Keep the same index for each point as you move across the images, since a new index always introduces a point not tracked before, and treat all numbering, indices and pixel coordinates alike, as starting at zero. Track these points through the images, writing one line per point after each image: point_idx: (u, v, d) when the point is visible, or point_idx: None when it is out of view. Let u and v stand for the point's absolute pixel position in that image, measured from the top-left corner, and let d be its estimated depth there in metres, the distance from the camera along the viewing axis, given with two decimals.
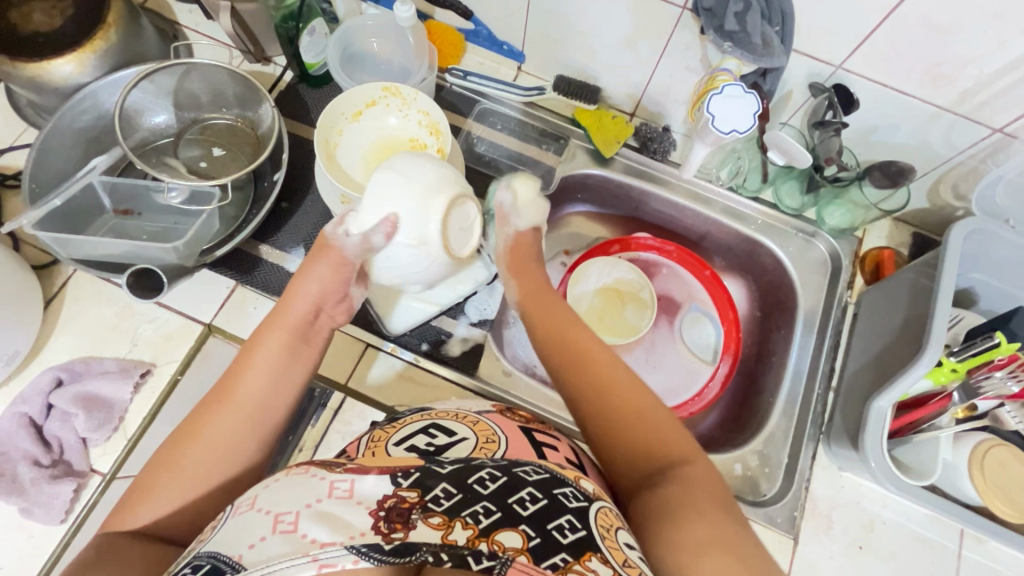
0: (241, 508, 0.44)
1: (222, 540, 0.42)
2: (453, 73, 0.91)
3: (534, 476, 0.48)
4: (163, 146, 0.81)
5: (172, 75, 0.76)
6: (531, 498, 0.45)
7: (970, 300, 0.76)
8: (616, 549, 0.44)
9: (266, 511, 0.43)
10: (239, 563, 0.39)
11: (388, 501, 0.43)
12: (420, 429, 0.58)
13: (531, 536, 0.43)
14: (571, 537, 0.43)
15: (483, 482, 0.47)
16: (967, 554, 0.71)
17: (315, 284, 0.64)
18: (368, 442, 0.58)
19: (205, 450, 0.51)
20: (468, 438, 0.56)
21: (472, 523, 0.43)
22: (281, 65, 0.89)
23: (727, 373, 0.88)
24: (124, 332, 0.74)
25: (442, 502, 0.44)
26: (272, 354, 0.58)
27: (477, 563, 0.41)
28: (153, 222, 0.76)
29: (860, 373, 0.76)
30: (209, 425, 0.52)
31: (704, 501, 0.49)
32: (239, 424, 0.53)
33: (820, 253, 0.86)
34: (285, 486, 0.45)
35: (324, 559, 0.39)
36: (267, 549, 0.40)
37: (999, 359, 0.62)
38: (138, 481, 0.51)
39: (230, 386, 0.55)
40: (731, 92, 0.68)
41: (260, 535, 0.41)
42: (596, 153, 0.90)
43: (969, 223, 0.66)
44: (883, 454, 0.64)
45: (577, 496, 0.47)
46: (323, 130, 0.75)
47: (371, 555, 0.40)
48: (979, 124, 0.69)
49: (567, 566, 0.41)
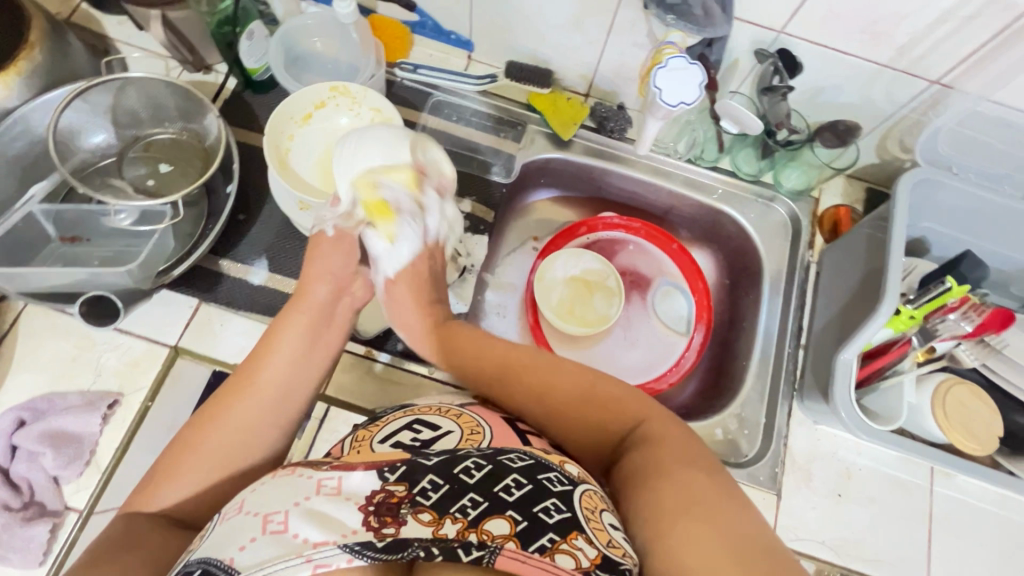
0: (229, 514, 0.44)
1: (211, 545, 0.42)
2: (402, 67, 0.90)
3: (518, 463, 0.48)
4: (107, 167, 0.78)
5: (107, 91, 0.73)
6: (516, 485, 0.46)
7: (924, 248, 0.79)
8: (601, 530, 0.45)
9: (255, 513, 0.43)
10: (230, 567, 0.39)
11: (377, 496, 0.43)
12: (405, 425, 0.57)
13: (519, 521, 0.43)
14: (557, 517, 0.44)
15: (469, 471, 0.46)
16: (938, 490, 0.75)
17: (332, 267, 0.65)
18: (351, 442, 0.58)
19: (232, 426, 0.54)
20: (453, 430, 0.56)
21: (461, 515, 0.43)
22: (223, 72, 0.86)
23: (702, 341, 0.89)
24: (86, 363, 0.71)
25: (430, 494, 0.44)
26: (298, 333, 0.60)
27: (467, 554, 0.40)
28: (105, 247, 0.73)
29: (827, 329, 0.78)
30: (236, 405, 0.55)
31: (680, 456, 0.51)
32: (265, 399, 0.56)
33: (780, 216, 0.88)
34: (275, 488, 0.45)
35: (319, 560, 0.39)
36: (258, 552, 0.40)
37: (953, 302, 0.64)
38: (162, 464, 0.53)
39: (252, 370, 0.57)
40: (676, 65, 0.69)
41: (250, 537, 0.41)
42: (554, 136, 0.90)
43: (915, 173, 0.69)
44: (853, 404, 0.66)
45: (562, 480, 0.48)
46: (272, 136, 0.74)
47: (364, 552, 0.39)
48: (917, 78, 0.71)
49: (555, 546, 0.41)
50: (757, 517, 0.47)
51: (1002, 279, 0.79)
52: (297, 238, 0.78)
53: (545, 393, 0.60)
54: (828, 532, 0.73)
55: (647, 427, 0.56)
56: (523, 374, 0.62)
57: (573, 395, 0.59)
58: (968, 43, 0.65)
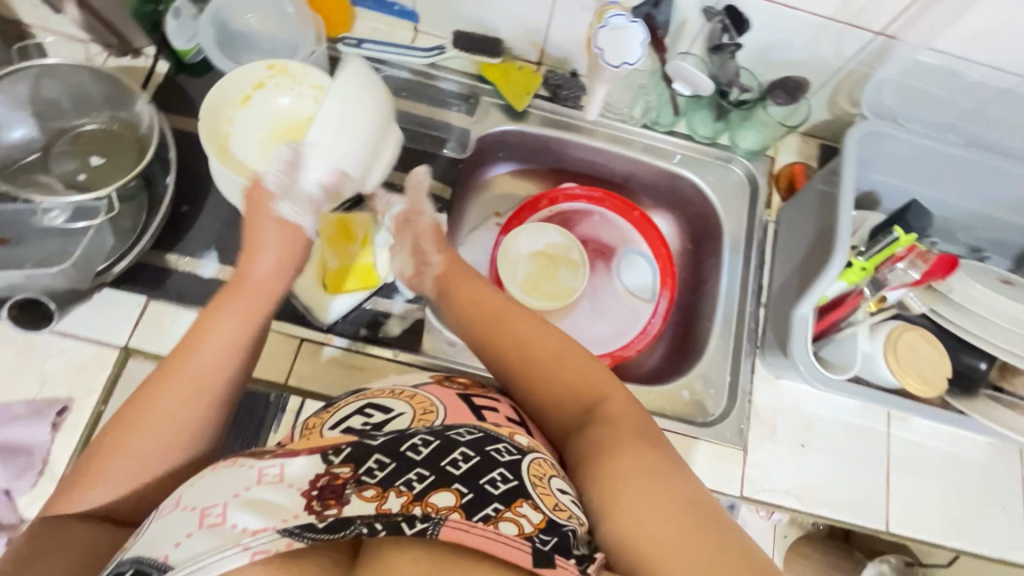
0: (165, 510, 0.43)
1: (147, 542, 0.41)
2: (345, 42, 0.86)
3: (467, 437, 0.47)
4: (31, 164, 0.72)
5: (24, 81, 0.68)
6: (463, 458, 0.45)
7: (875, 201, 0.80)
8: (547, 495, 0.46)
9: (193, 508, 0.42)
10: (165, 563, 0.38)
11: (321, 480, 0.42)
12: (356, 410, 0.55)
13: (466, 493, 0.43)
14: (503, 488, 0.44)
15: (416, 447, 0.45)
16: (895, 433, 0.78)
17: (269, 257, 0.62)
18: (301, 431, 0.56)
19: (151, 425, 0.49)
20: (405, 412, 0.54)
21: (406, 490, 0.42)
22: (153, 56, 0.80)
23: (667, 307, 0.89)
24: (29, 371, 0.68)
25: (375, 473, 0.43)
26: (230, 325, 0.56)
27: (411, 527, 0.40)
28: (37, 248, 0.69)
29: (785, 286, 0.79)
30: (157, 401, 0.50)
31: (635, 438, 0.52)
32: (187, 397, 0.51)
33: (737, 177, 0.89)
34: (211, 481, 0.44)
35: (256, 547, 0.38)
36: (194, 544, 0.39)
37: (901, 251, 0.65)
38: (85, 464, 0.50)
39: (179, 360, 0.53)
40: (616, 23, 0.68)
41: (186, 532, 0.40)
42: (508, 108, 0.88)
43: (862, 126, 0.69)
44: (809, 354, 0.68)
45: (511, 449, 0.48)
46: (209, 121, 0.70)
47: (305, 535, 0.39)
48: (862, 30, 0.71)
49: (499, 515, 0.42)
50: (705, 494, 0.48)
51: (949, 227, 0.81)
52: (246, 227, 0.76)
53: (525, 356, 0.59)
54: (793, 481, 0.75)
55: (606, 407, 0.55)
56: (504, 332, 0.62)
57: (547, 362, 0.59)
58: None
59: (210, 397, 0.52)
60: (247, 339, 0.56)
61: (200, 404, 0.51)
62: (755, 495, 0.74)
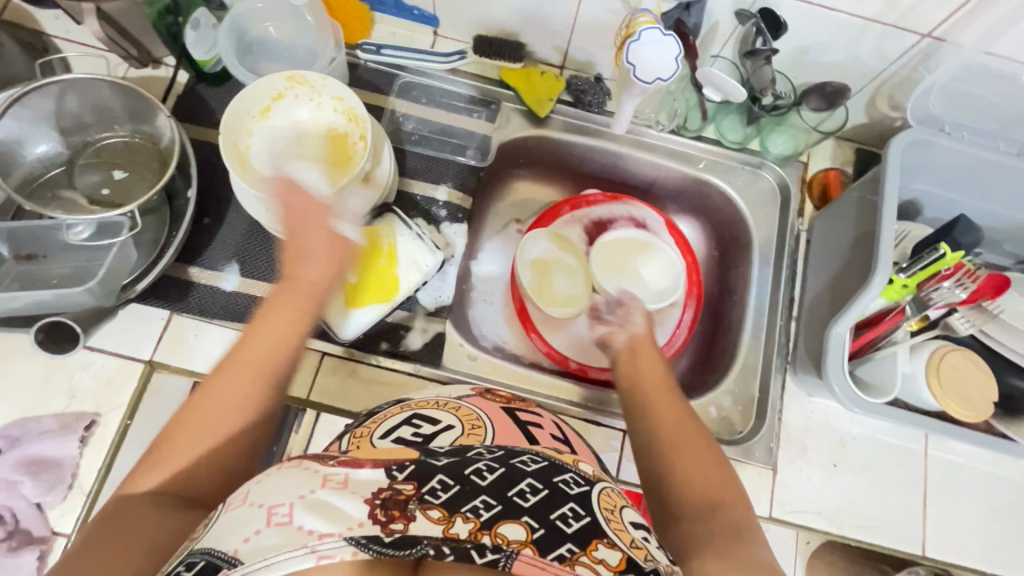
0: (233, 504, 0.43)
1: (215, 536, 0.40)
2: (364, 49, 0.84)
3: (531, 466, 0.47)
4: (56, 179, 0.73)
5: (46, 96, 0.68)
6: (531, 489, 0.44)
7: (916, 210, 0.76)
8: (622, 531, 0.44)
9: (260, 505, 0.41)
10: (234, 557, 0.37)
11: (384, 493, 0.42)
12: (404, 420, 0.57)
13: (535, 528, 0.41)
14: (576, 525, 0.42)
15: (481, 473, 0.45)
16: (933, 453, 0.75)
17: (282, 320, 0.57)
18: (350, 438, 0.57)
19: (217, 407, 0.52)
20: (454, 425, 0.56)
21: (473, 516, 0.41)
22: (173, 65, 0.80)
23: (692, 318, 0.87)
24: (58, 385, 0.69)
25: (439, 493, 0.42)
26: (278, 325, 0.57)
27: (481, 556, 0.38)
28: (61, 264, 0.69)
29: (819, 299, 0.77)
30: (219, 387, 0.53)
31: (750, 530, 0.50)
32: (244, 381, 0.53)
33: (768, 183, 0.85)
34: (279, 479, 0.44)
35: (322, 551, 0.37)
36: (262, 541, 0.38)
37: (947, 269, 0.62)
38: (151, 452, 0.51)
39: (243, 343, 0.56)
40: (650, 37, 0.65)
41: (255, 528, 0.39)
42: (530, 114, 0.86)
43: (906, 135, 0.66)
44: (844, 375, 0.65)
45: (577, 481, 0.48)
46: (228, 134, 0.70)
47: (370, 546, 0.38)
48: (907, 31, 0.67)
49: (574, 557, 0.40)
50: None
51: (995, 238, 0.77)
52: (268, 239, 0.75)
53: (672, 424, 0.58)
54: (824, 502, 0.73)
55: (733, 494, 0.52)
56: (661, 395, 0.61)
57: (677, 439, 0.56)
58: None
59: (269, 379, 0.54)
60: (297, 329, 0.58)
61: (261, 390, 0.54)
62: (784, 515, 0.72)
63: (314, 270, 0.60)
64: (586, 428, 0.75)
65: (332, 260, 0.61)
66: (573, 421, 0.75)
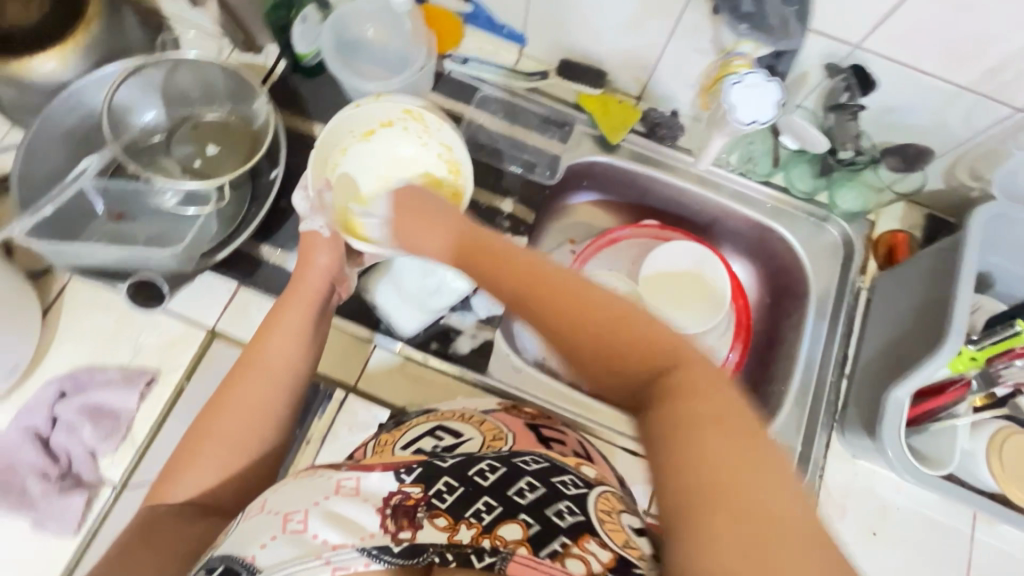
0: (251, 513, 0.47)
1: (234, 542, 0.45)
2: (452, 59, 0.88)
3: (532, 466, 0.49)
4: (154, 146, 0.77)
5: (160, 69, 0.73)
6: (529, 487, 0.47)
7: (988, 284, 0.74)
8: (616, 531, 0.44)
9: (276, 512, 0.46)
10: (252, 565, 0.42)
11: (394, 498, 0.46)
12: (427, 431, 0.59)
13: (532, 525, 0.43)
14: (570, 519, 0.43)
15: (483, 474, 0.48)
16: (979, 537, 0.72)
17: (288, 338, 0.61)
18: (374, 446, 0.59)
19: (230, 424, 0.56)
20: (475, 437, 0.57)
21: (475, 521, 0.44)
22: (273, 55, 0.85)
23: (738, 360, 0.86)
24: (126, 339, 0.72)
25: (445, 497, 0.46)
26: (296, 328, 0.62)
27: (479, 560, 0.41)
28: (149, 226, 0.73)
29: (875, 361, 0.75)
30: (238, 393, 0.57)
31: (723, 414, 0.40)
32: (261, 391, 0.58)
33: (832, 237, 0.84)
34: (294, 490, 0.48)
35: (336, 562, 0.42)
36: (277, 552, 0.43)
37: (1020, 347, 0.61)
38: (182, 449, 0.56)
39: (255, 354, 0.60)
40: (752, 80, 0.66)
41: (271, 535, 0.44)
42: (601, 139, 0.88)
43: (990, 207, 0.65)
44: (900, 442, 0.64)
45: (576, 483, 0.48)
46: (325, 149, 0.75)
47: (382, 556, 0.43)
48: (1001, 104, 0.67)
49: (566, 551, 0.41)
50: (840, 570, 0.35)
51: None
52: None
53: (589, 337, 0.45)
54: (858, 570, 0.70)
55: (679, 374, 0.43)
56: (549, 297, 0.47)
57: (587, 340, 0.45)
58: None
59: (281, 390, 0.59)
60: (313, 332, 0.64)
61: (269, 409, 0.58)
62: None
63: (317, 271, 0.67)
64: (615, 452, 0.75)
65: (340, 251, 0.68)
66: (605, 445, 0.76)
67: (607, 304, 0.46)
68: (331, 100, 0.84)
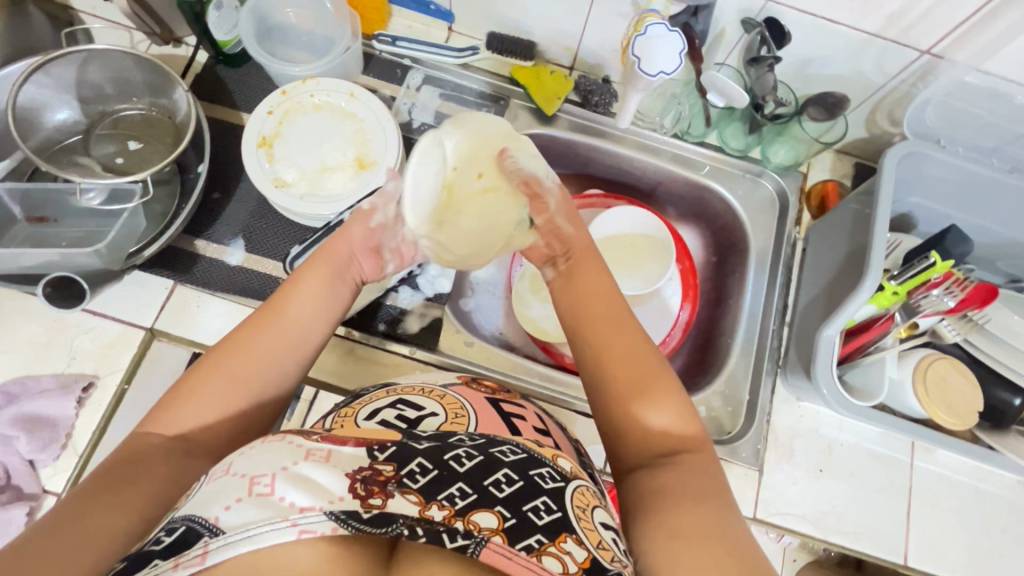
0: (215, 475, 0.43)
1: (197, 503, 0.40)
2: (380, 40, 0.87)
3: (510, 457, 0.47)
4: (73, 146, 0.76)
5: (69, 65, 0.70)
6: (506, 480, 0.44)
7: (910, 224, 0.78)
8: (591, 530, 0.43)
9: (243, 475, 0.41)
10: (216, 526, 0.38)
11: (364, 471, 0.42)
12: (387, 404, 0.58)
13: (507, 517, 0.41)
14: (547, 518, 0.42)
15: (460, 459, 0.45)
16: (918, 464, 0.75)
17: (310, 302, 0.58)
18: (334, 418, 0.58)
19: (240, 366, 0.53)
20: (437, 413, 0.57)
21: (448, 504, 0.41)
22: (193, 46, 0.83)
23: (688, 319, 0.88)
24: (60, 345, 0.70)
25: (418, 477, 0.42)
26: (316, 291, 0.59)
27: (451, 541, 0.39)
28: (73, 228, 0.72)
29: (812, 307, 0.77)
30: (251, 343, 0.54)
31: (704, 485, 0.48)
32: (275, 344, 0.55)
33: (767, 192, 0.86)
34: (262, 452, 0.44)
35: (303, 525, 0.38)
36: (244, 513, 0.38)
37: (937, 277, 0.64)
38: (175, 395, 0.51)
39: (274, 308, 0.56)
40: (656, 32, 0.68)
41: (236, 498, 0.39)
42: (538, 111, 0.87)
43: (902, 147, 0.68)
44: (834, 381, 0.66)
45: (554, 476, 0.47)
46: (257, 126, 0.76)
47: (349, 522, 0.38)
48: (908, 48, 0.69)
49: (543, 548, 0.40)
50: None
51: (986, 254, 0.78)
52: (275, 218, 0.77)
53: (629, 368, 0.55)
54: (809, 506, 0.73)
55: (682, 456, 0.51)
56: (610, 340, 0.57)
57: (624, 369, 0.55)
58: (958, 12, 0.63)
59: (293, 346, 0.55)
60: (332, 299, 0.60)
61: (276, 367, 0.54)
62: (768, 517, 0.72)
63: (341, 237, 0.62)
64: (573, 419, 0.76)
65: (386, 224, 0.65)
66: (562, 412, 0.76)
67: (661, 386, 0.55)
68: (257, 88, 0.82)
